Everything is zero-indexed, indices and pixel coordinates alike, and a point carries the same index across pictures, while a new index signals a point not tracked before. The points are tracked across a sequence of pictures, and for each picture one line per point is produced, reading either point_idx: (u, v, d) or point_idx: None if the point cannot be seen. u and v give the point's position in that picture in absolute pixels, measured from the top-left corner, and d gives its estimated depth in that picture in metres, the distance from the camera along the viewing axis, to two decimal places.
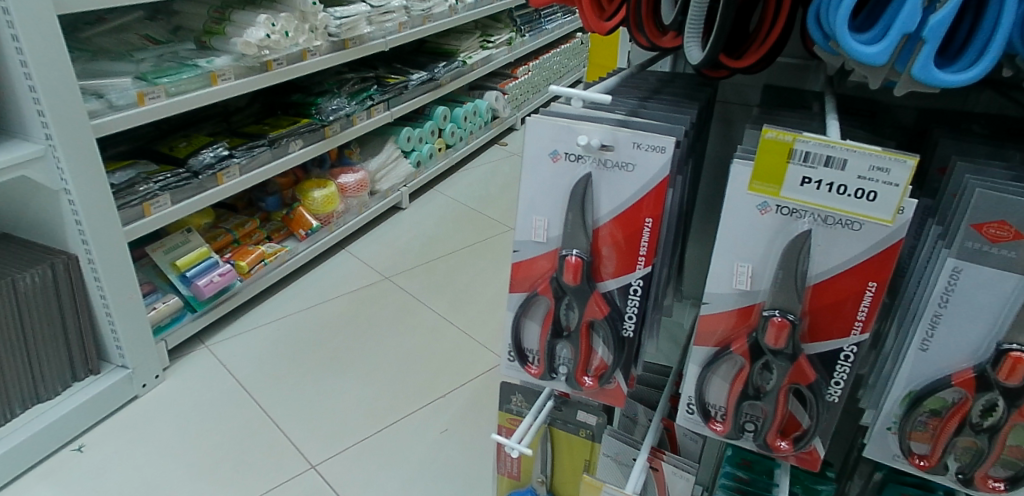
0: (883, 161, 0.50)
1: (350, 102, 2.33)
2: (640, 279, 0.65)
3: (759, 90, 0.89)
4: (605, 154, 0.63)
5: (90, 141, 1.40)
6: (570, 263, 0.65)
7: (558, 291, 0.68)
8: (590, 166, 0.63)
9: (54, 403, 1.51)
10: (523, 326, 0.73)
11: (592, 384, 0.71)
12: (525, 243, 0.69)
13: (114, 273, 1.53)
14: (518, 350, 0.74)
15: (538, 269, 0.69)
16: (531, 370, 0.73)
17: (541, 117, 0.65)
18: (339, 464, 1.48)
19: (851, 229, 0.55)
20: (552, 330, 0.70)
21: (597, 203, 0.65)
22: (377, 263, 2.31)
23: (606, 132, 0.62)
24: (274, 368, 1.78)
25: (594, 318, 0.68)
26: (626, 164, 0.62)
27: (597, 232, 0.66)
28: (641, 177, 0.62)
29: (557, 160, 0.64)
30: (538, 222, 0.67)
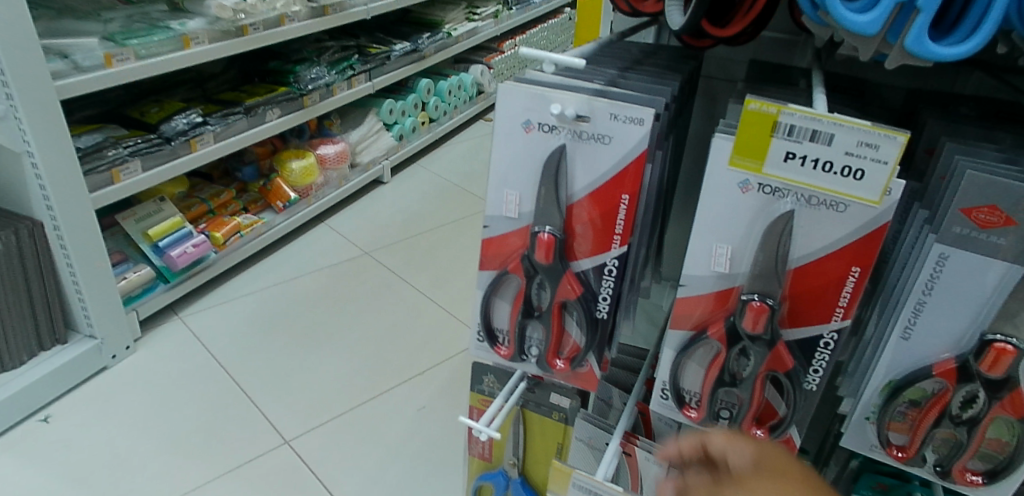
0: (872, 136, 0.47)
1: (330, 71, 2.26)
2: (616, 259, 0.63)
3: (745, 64, 0.86)
4: (580, 125, 0.59)
5: (54, 103, 1.34)
6: (542, 240, 0.62)
7: (530, 270, 0.65)
8: (565, 137, 0.60)
9: (19, 373, 1.46)
10: (494, 306, 0.71)
11: (564, 367, 0.69)
12: (495, 218, 0.65)
13: (82, 241, 1.47)
14: (487, 330, 0.71)
15: (509, 246, 0.66)
16: (501, 352, 0.71)
17: (514, 84, 0.61)
18: (314, 441, 1.46)
19: (835, 210, 0.53)
20: (523, 310, 0.68)
21: (572, 177, 0.61)
22: (357, 238, 2.27)
23: (583, 102, 0.58)
24: (249, 341, 1.74)
25: (566, 299, 0.65)
26: (602, 136, 0.59)
27: (571, 209, 0.63)
28: (619, 149, 0.59)
29: (530, 131, 0.61)
30: (510, 196, 0.64)
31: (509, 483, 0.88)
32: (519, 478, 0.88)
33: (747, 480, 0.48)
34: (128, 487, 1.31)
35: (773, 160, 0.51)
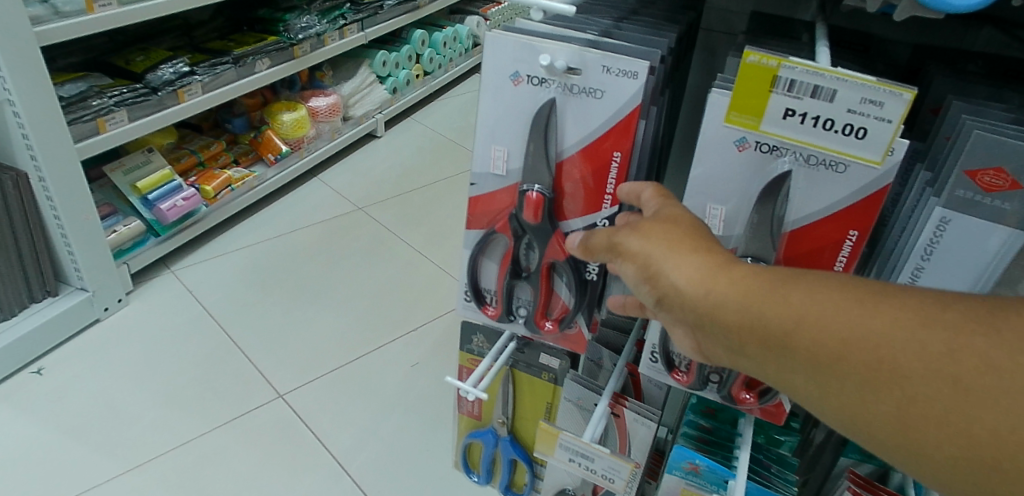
0: (876, 93, 0.45)
1: (321, 21, 2.19)
2: (606, 220, 0.61)
3: (746, 16, 0.82)
4: (571, 78, 0.57)
5: (34, 50, 1.29)
6: (530, 199, 0.60)
7: (518, 230, 0.64)
8: (555, 91, 0.58)
9: (11, 324, 1.45)
10: (481, 266, 0.69)
11: (552, 329, 0.68)
12: (482, 176, 0.63)
13: (69, 193, 1.44)
14: (474, 290, 0.70)
15: (497, 204, 0.64)
16: (487, 312, 0.70)
17: (502, 33, 0.58)
18: (307, 395, 1.46)
19: (835, 171, 0.51)
20: (511, 271, 0.66)
21: (562, 133, 0.59)
22: (351, 193, 2.24)
23: (574, 54, 0.56)
24: (242, 296, 1.73)
25: (554, 259, 0.63)
26: (594, 90, 0.57)
27: (561, 167, 0.61)
28: (611, 104, 0.56)
29: (518, 83, 0.58)
30: (498, 152, 0.62)
31: (498, 441, 0.88)
32: (507, 437, 0.88)
33: (643, 227, 0.47)
34: (123, 439, 1.32)
35: (771, 117, 0.48)
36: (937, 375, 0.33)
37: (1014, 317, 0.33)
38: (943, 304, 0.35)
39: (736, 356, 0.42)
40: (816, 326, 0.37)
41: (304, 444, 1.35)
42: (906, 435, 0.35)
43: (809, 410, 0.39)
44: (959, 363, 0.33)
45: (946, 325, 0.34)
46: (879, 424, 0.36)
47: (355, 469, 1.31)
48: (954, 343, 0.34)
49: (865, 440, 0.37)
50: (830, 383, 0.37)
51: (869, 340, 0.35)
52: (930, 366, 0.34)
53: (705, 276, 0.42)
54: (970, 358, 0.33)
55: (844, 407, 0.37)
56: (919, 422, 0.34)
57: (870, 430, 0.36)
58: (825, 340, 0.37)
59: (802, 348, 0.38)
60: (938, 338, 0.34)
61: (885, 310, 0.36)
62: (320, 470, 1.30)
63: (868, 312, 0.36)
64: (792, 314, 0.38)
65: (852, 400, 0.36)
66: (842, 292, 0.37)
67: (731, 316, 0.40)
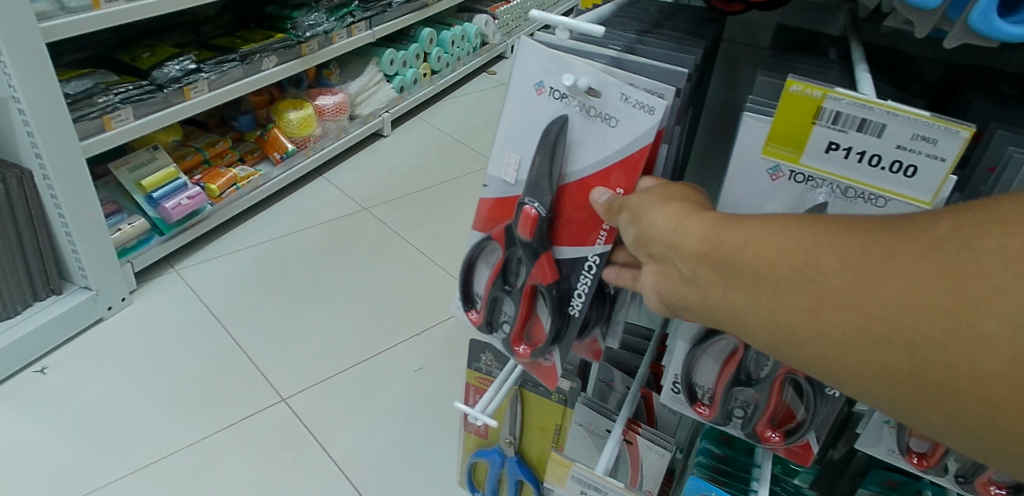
0: (930, 129, 0.44)
1: (329, 18, 2.17)
2: (597, 256, 0.58)
3: (772, 30, 0.81)
4: (590, 100, 0.55)
5: (41, 46, 1.26)
6: (524, 214, 0.58)
7: (511, 243, 0.62)
8: (573, 110, 0.56)
9: (14, 323, 1.43)
10: (473, 269, 0.68)
11: (524, 354, 0.65)
12: (496, 180, 0.62)
13: (74, 191, 1.42)
14: (466, 292, 0.70)
15: (500, 212, 0.63)
16: (471, 316, 0.70)
17: (533, 41, 0.58)
18: (312, 398, 1.44)
19: (874, 205, 0.50)
20: (497, 283, 0.65)
21: (572, 156, 0.57)
22: (356, 193, 2.21)
23: (597, 75, 0.54)
24: (247, 296, 1.71)
25: (537, 282, 0.61)
26: (609, 117, 0.55)
27: (562, 190, 0.59)
28: (625, 134, 0.54)
29: (542, 93, 0.58)
30: (510, 159, 0.60)
31: (504, 461, 0.86)
32: (515, 456, 0.85)
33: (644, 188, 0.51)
34: (125, 443, 1.30)
35: (813, 151, 0.49)
36: (852, 266, 0.35)
37: (919, 218, 0.35)
38: (864, 222, 0.36)
39: (691, 292, 0.43)
40: (757, 241, 0.39)
41: (307, 450, 1.33)
42: (828, 335, 0.35)
43: (750, 336, 0.40)
44: (866, 253, 0.35)
45: (863, 229, 0.36)
46: (806, 329, 0.36)
47: (355, 474, 1.29)
48: (867, 240, 0.35)
49: (797, 354, 0.38)
50: (764, 292, 0.38)
51: (802, 246, 0.37)
52: (846, 260, 0.35)
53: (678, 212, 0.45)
54: (877, 248, 0.34)
55: (777, 317, 0.38)
56: (837, 313, 0.35)
57: (799, 341, 0.37)
58: (763, 254, 0.38)
59: (741, 262, 0.39)
60: (855, 240, 0.35)
61: (819, 226, 0.38)
62: (321, 475, 1.28)
63: (802, 228, 0.38)
64: (735, 236, 0.40)
65: (782, 306, 0.37)
66: (785, 216, 0.39)
67: (690, 244, 0.42)
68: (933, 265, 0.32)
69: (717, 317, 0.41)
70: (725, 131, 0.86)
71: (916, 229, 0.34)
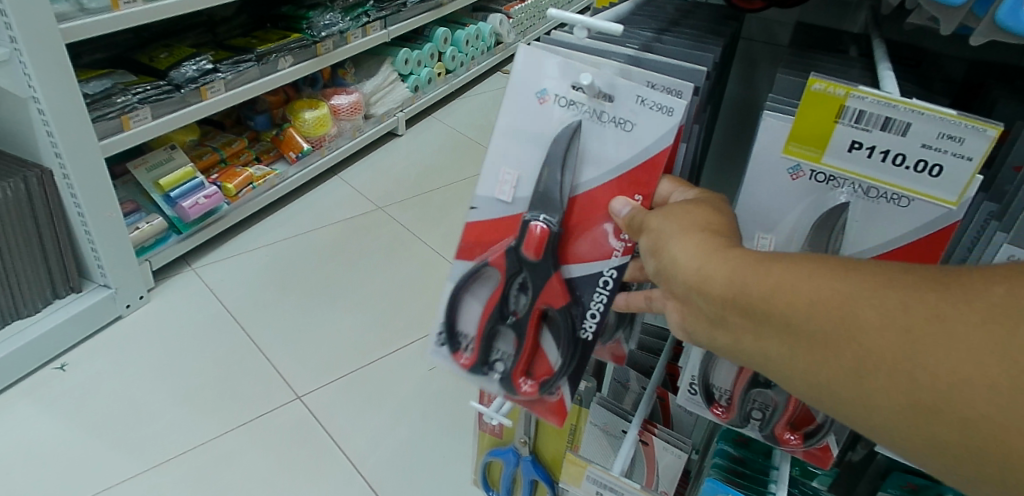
0: (956, 128, 0.44)
1: (344, 18, 2.18)
2: (613, 270, 0.58)
3: (790, 27, 0.80)
4: (602, 105, 0.56)
5: (61, 47, 1.28)
6: (535, 229, 0.57)
7: (514, 268, 0.60)
8: (583, 116, 0.56)
9: (35, 320, 1.45)
10: (461, 306, 0.65)
11: (532, 390, 0.63)
12: (487, 200, 0.61)
13: (93, 190, 1.44)
14: (450, 333, 0.65)
15: (495, 234, 0.61)
16: (461, 360, 0.65)
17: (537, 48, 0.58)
18: (326, 396, 1.45)
19: (897, 204, 0.50)
20: (497, 314, 0.62)
21: (584, 165, 0.57)
22: (370, 192, 2.22)
23: (609, 79, 0.55)
24: (262, 294, 1.73)
25: (548, 305, 0.60)
26: (624, 122, 0.55)
27: (571, 203, 0.58)
28: (641, 139, 0.55)
29: (545, 102, 0.57)
30: (507, 175, 0.59)
31: (519, 461, 0.85)
32: (529, 456, 0.85)
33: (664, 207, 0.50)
34: (143, 439, 1.31)
35: (836, 149, 0.49)
36: (894, 328, 0.34)
37: (964, 276, 0.35)
38: (904, 269, 0.36)
39: (724, 335, 0.43)
40: (789, 289, 0.38)
41: (321, 447, 1.33)
42: (874, 396, 0.35)
43: (781, 381, 0.41)
44: (911, 314, 0.34)
45: (905, 284, 0.35)
46: (847, 386, 0.36)
47: (369, 472, 1.29)
48: (910, 298, 0.35)
49: (838, 410, 0.38)
50: (800, 344, 0.38)
51: (839, 299, 0.36)
52: (887, 321, 0.35)
53: (701, 249, 0.44)
54: (922, 310, 0.34)
55: (811, 369, 0.38)
56: (876, 375, 0.35)
57: (840, 396, 0.37)
58: (798, 306, 0.38)
59: (775, 312, 0.39)
60: (897, 295, 0.35)
61: (855, 275, 0.37)
62: (336, 473, 1.28)
63: (839, 277, 0.37)
64: (767, 283, 0.39)
65: (818, 362, 0.37)
66: (816, 261, 0.39)
67: (715, 287, 0.42)
68: (991, 338, 0.32)
69: (747, 359, 0.42)
70: (742, 129, 0.86)
71: (969, 291, 0.34)
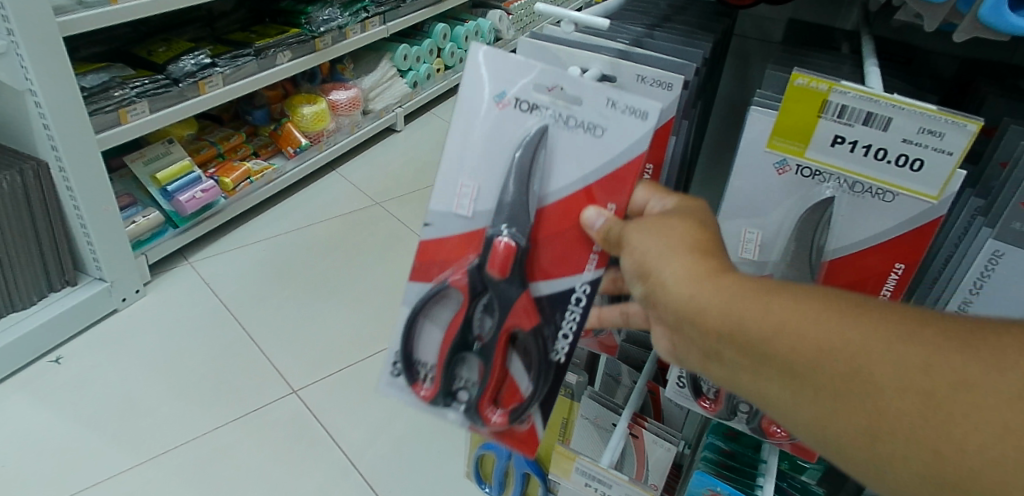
0: (937, 123, 0.46)
1: (343, 13, 2.18)
2: (587, 285, 0.58)
3: (783, 24, 0.82)
4: (571, 109, 0.56)
5: (58, 41, 1.28)
6: (499, 247, 0.56)
7: (479, 288, 0.60)
8: (548, 120, 0.57)
9: (30, 313, 1.45)
10: (419, 334, 0.64)
11: (501, 420, 0.62)
12: (443, 215, 0.60)
13: (89, 183, 1.44)
14: (408, 363, 0.64)
15: (451, 252, 0.61)
16: (421, 392, 0.63)
17: (491, 51, 0.58)
18: (322, 390, 1.45)
19: (881, 199, 0.51)
20: (459, 343, 0.61)
21: (552, 172, 0.57)
22: (368, 187, 2.23)
23: (576, 83, 0.55)
24: (260, 288, 1.73)
25: (517, 328, 0.59)
26: (594, 127, 0.56)
27: (540, 214, 0.58)
28: (610, 144, 0.55)
29: (504, 106, 0.57)
30: (465, 188, 0.59)
31: (511, 454, 0.86)
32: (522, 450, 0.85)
33: (651, 223, 0.50)
34: (138, 432, 1.32)
35: (819, 144, 0.51)
36: (910, 389, 0.35)
37: (993, 338, 0.35)
38: (922, 322, 0.37)
39: (723, 370, 0.44)
40: (794, 333, 0.39)
41: (317, 442, 1.34)
42: (882, 451, 0.37)
43: (777, 419, 0.42)
44: (933, 379, 0.35)
45: (924, 341, 0.36)
46: (853, 439, 0.37)
47: (365, 467, 1.30)
48: (931, 358, 0.35)
49: (839, 456, 0.39)
50: (804, 390, 0.39)
51: (849, 351, 0.37)
52: (903, 380, 0.36)
53: (695, 280, 0.44)
54: (945, 374, 0.35)
55: (814, 416, 0.39)
56: (888, 437, 0.36)
57: (841, 443, 0.38)
58: (805, 351, 0.39)
59: (778, 355, 0.40)
60: (916, 354, 0.36)
61: (869, 324, 0.38)
62: (332, 469, 1.29)
63: (850, 324, 0.38)
64: (770, 322, 0.40)
65: (825, 413, 0.38)
66: (823, 305, 0.39)
67: (713, 321, 0.43)
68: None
69: (743, 394, 0.43)
70: (734, 125, 0.87)
71: (994, 357, 0.34)
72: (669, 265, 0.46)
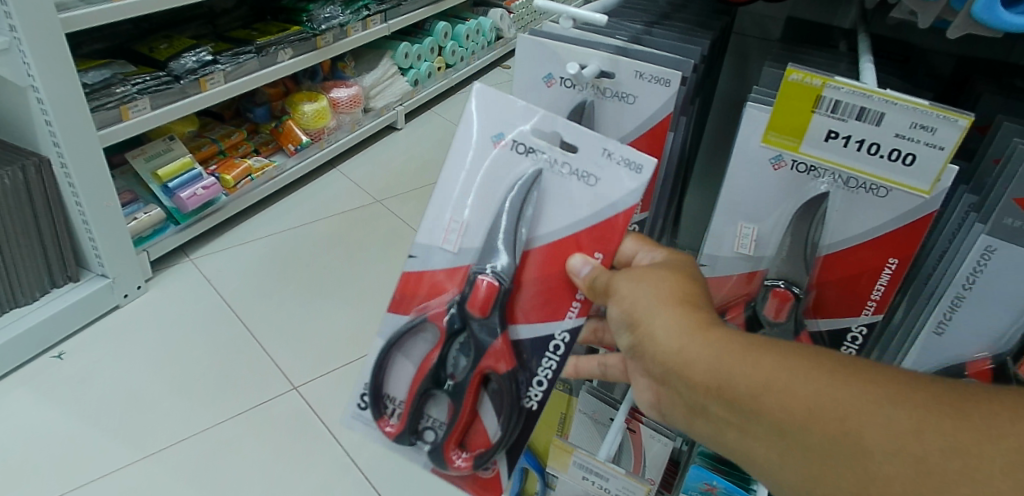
0: (929, 118, 0.47)
1: (345, 11, 2.18)
2: (566, 333, 0.59)
3: (782, 23, 0.82)
4: (567, 156, 0.59)
5: (60, 37, 1.28)
6: (481, 285, 0.57)
7: (455, 326, 0.59)
8: (543, 165, 0.59)
9: (33, 309, 1.46)
10: (392, 368, 0.64)
11: (465, 465, 0.60)
12: (427, 248, 0.61)
13: (91, 179, 1.44)
14: (376, 397, 0.63)
15: (431, 287, 0.61)
16: (386, 429, 0.63)
17: (493, 91, 0.60)
18: (323, 387, 1.46)
19: (875, 194, 0.55)
20: (431, 379, 0.60)
21: (543, 216, 0.59)
22: (369, 185, 2.23)
23: (575, 132, 0.58)
24: (259, 285, 1.74)
25: (489, 371, 0.59)
26: (587, 176, 0.58)
27: (526, 257, 0.60)
28: (601, 194, 0.58)
29: (501, 145, 0.60)
30: (454, 223, 0.60)
31: None
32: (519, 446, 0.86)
33: (644, 273, 0.52)
34: (139, 428, 1.32)
35: (813, 138, 0.51)
36: (901, 454, 0.36)
37: (983, 405, 0.37)
38: (910, 384, 0.39)
39: (709, 424, 0.45)
40: (783, 390, 0.41)
41: (317, 438, 1.34)
42: None
43: (764, 478, 0.43)
44: (924, 443, 0.36)
45: (914, 405, 0.37)
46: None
47: (365, 463, 1.30)
48: (920, 422, 0.37)
49: None
50: (791, 450, 0.40)
51: (838, 412, 0.39)
52: (892, 445, 0.37)
53: (684, 334, 0.46)
54: (936, 439, 0.36)
55: (802, 477, 0.40)
56: None
57: None
58: (793, 410, 0.40)
59: (766, 412, 0.41)
60: (906, 417, 0.37)
61: (857, 385, 0.39)
62: (332, 464, 1.29)
63: (839, 384, 0.40)
64: (757, 380, 0.42)
65: (813, 474, 0.39)
66: (812, 366, 0.41)
67: (702, 375, 0.44)
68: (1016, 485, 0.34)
69: (726, 449, 0.45)
70: (731, 124, 0.88)
71: (983, 421, 0.36)
72: (658, 316, 0.48)
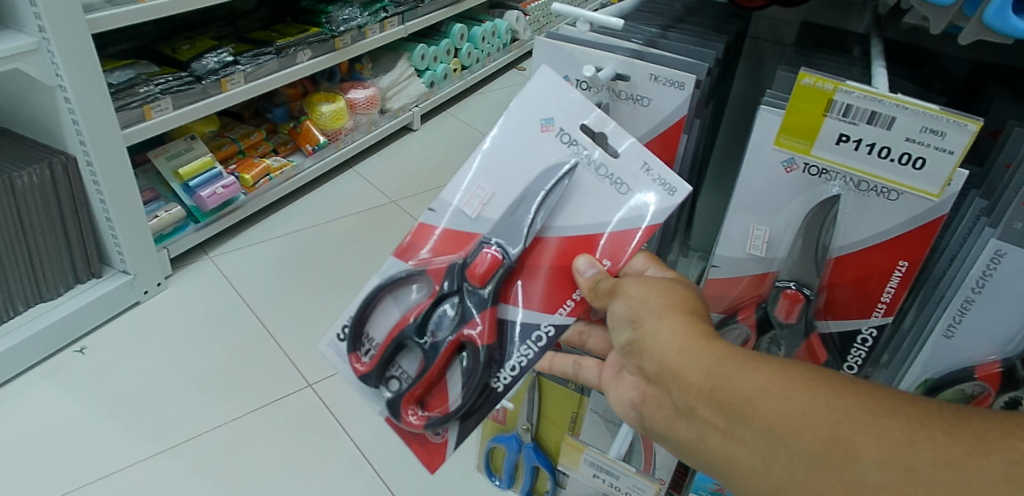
0: (939, 123, 0.47)
1: (362, 13, 2.21)
2: (552, 326, 0.60)
3: (796, 27, 0.83)
4: (606, 162, 0.59)
5: (87, 38, 1.32)
6: (485, 257, 0.58)
7: (450, 287, 0.61)
8: (580, 161, 0.60)
9: (57, 304, 1.49)
10: (380, 309, 0.65)
11: (417, 423, 0.61)
12: (450, 208, 0.63)
13: (114, 177, 1.48)
14: (356, 332, 0.65)
15: (439, 245, 0.63)
16: (356, 365, 0.64)
17: (553, 75, 0.62)
18: (337, 384, 1.47)
19: (886, 197, 0.55)
20: (411, 330, 0.62)
21: (563, 210, 0.61)
22: (384, 185, 2.25)
23: (619, 136, 0.59)
24: (275, 283, 1.76)
25: (467, 340, 0.60)
26: (620, 184, 0.59)
27: (539, 241, 0.61)
28: (625, 202, 0.59)
29: (547, 131, 0.61)
30: (480, 190, 0.62)
31: (521, 447, 0.87)
32: (531, 444, 0.86)
33: (652, 282, 0.54)
34: (157, 422, 1.35)
35: (824, 142, 0.52)
36: (891, 463, 0.37)
37: (978, 422, 0.37)
38: (906, 401, 0.39)
39: (694, 430, 0.46)
40: (776, 397, 0.41)
41: (330, 435, 1.36)
42: None
43: (743, 488, 0.43)
44: (916, 456, 0.36)
45: (908, 418, 0.38)
46: None
47: (378, 460, 1.32)
48: (913, 436, 0.37)
49: None
50: (776, 456, 0.40)
51: (830, 420, 0.39)
52: (883, 454, 0.37)
53: (684, 338, 0.47)
54: (930, 452, 0.36)
55: (785, 484, 0.40)
56: None
57: None
58: (785, 416, 0.41)
59: (755, 417, 0.42)
60: (899, 429, 0.38)
61: (851, 398, 0.40)
62: (345, 461, 1.31)
63: (834, 396, 0.40)
64: (753, 385, 0.42)
65: (798, 481, 0.39)
66: (806, 377, 0.42)
67: (697, 377, 0.45)
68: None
69: (710, 457, 0.45)
70: (744, 127, 0.88)
71: (979, 437, 0.36)
72: (662, 319, 0.49)
